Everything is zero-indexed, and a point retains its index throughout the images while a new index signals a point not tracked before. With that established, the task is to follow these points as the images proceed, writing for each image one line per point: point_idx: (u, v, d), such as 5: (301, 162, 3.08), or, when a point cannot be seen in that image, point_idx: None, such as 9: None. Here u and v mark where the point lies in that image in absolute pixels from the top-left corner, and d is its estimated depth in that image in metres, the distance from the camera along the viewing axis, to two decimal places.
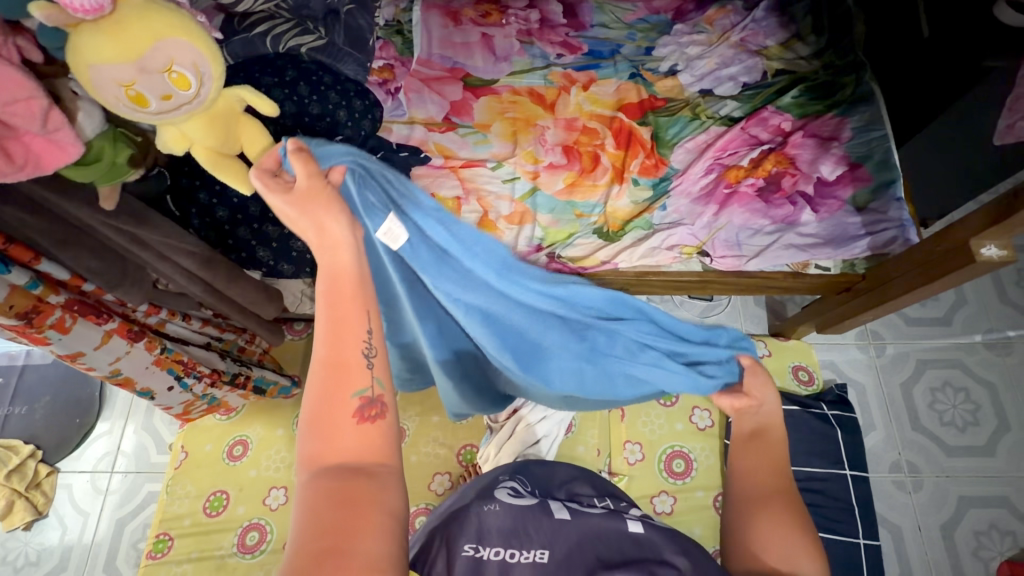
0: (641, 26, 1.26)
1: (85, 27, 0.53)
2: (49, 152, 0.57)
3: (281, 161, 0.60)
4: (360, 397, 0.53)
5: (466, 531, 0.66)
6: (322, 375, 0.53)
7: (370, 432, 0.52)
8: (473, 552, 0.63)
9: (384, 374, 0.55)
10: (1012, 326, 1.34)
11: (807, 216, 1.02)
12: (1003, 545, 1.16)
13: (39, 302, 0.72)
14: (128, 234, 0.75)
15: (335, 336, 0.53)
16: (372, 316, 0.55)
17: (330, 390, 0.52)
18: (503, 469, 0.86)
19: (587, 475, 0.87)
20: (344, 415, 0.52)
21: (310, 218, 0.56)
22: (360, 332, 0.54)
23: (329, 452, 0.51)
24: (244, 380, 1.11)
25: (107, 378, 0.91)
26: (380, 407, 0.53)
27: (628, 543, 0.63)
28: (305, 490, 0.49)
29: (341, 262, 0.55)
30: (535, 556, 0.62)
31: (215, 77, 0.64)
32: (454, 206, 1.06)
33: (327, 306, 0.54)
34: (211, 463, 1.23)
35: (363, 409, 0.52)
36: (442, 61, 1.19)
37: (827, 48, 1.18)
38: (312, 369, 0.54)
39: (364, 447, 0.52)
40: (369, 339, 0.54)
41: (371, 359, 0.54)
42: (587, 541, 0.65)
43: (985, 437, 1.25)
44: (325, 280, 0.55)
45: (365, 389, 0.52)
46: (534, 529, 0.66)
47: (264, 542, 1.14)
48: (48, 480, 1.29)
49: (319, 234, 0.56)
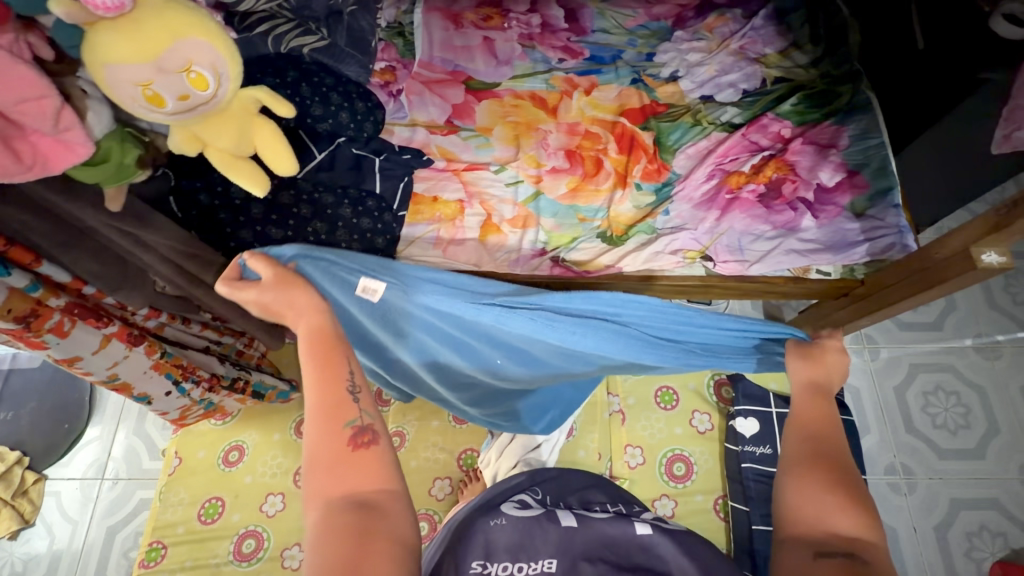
0: (641, 32, 1.26)
1: (102, 24, 0.54)
2: (56, 153, 0.55)
3: (241, 270, 0.72)
4: (352, 426, 0.55)
5: (472, 548, 0.65)
6: (316, 419, 0.56)
7: (365, 459, 0.54)
8: (481, 570, 0.62)
9: (371, 405, 0.58)
10: (1001, 331, 1.37)
11: (808, 222, 1.04)
12: (994, 546, 1.18)
13: (39, 305, 0.70)
14: (131, 236, 0.73)
15: (320, 382, 0.58)
16: (351, 360, 0.60)
17: (324, 429, 0.55)
18: (522, 483, 0.88)
19: (602, 483, 0.89)
20: (340, 447, 0.54)
21: (286, 299, 0.67)
22: (342, 372, 0.59)
23: (332, 486, 0.52)
24: (243, 385, 1.11)
25: (104, 384, 0.89)
26: (372, 435, 0.55)
27: (635, 550, 0.63)
28: (317, 527, 0.50)
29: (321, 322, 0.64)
30: (542, 567, 0.63)
31: (232, 77, 0.66)
32: (457, 210, 1.06)
33: (306, 363, 0.60)
34: (204, 469, 1.20)
35: (355, 436, 0.55)
36: (443, 63, 1.19)
37: (825, 56, 1.19)
38: (308, 416, 0.56)
39: (363, 475, 0.53)
40: (351, 376, 0.59)
41: (356, 394, 0.57)
42: (595, 552, 0.63)
43: (975, 440, 1.28)
44: (307, 340, 0.62)
45: (355, 418, 0.56)
46: (540, 539, 0.66)
47: (261, 549, 1.12)
48: (35, 487, 1.26)
49: (291, 306, 0.67)
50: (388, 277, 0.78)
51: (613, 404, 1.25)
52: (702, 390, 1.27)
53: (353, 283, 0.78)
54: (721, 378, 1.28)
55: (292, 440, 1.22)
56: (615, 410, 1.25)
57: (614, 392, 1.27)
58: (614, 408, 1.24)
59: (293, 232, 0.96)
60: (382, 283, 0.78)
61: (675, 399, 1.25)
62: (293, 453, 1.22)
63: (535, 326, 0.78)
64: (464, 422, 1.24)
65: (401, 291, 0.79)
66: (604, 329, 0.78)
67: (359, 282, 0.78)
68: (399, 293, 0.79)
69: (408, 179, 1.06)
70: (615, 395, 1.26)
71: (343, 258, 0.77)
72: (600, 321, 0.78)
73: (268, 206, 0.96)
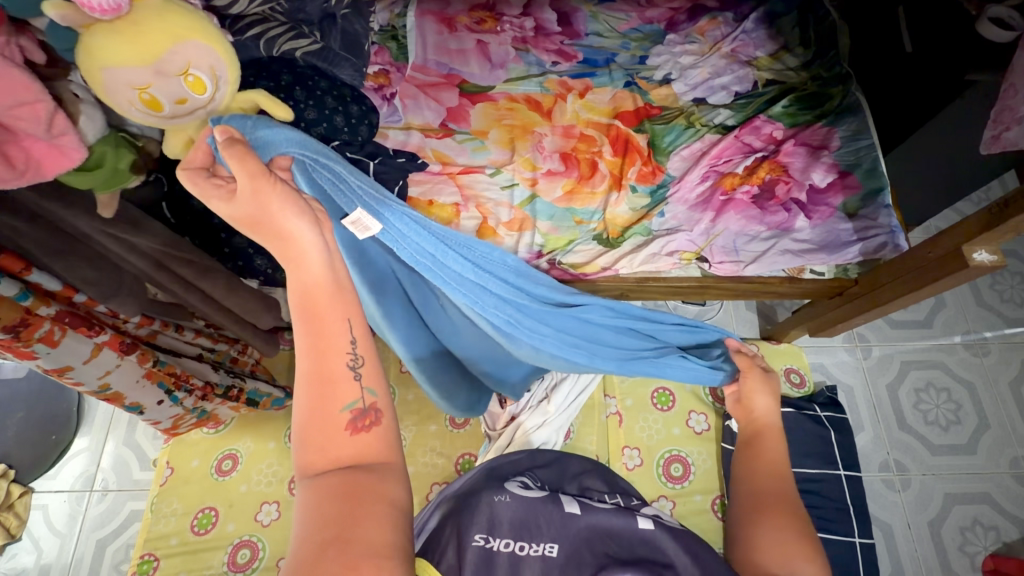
0: (635, 36, 1.27)
1: (99, 27, 0.53)
2: (50, 158, 0.54)
3: (212, 155, 0.58)
4: (352, 409, 0.52)
5: (475, 520, 0.62)
6: (309, 393, 0.52)
7: (366, 442, 0.51)
8: (484, 543, 0.60)
9: (375, 381, 0.54)
10: (989, 328, 1.40)
11: (801, 223, 1.04)
12: (987, 540, 1.20)
13: (28, 314, 0.67)
14: (124, 242, 0.71)
15: (316, 352, 0.53)
16: (353, 323, 0.55)
17: (318, 406, 0.51)
18: (521, 462, 0.87)
19: (600, 468, 0.89)
20: (336, 428, 0.51)
21: (266, 215, 0.55)
22: (342, 342, 0.53)
23: (323, 460, 0.50)
24: (237, 393, 1.09)
25: (94, 394, 0.85)
26: (374, 416, 0.52)
27: (638, 543, 0.62)
28: (304, 501, 0.47)
29: (311, 270, 0.56)
30: (544, 550, 0.61)
31: (229, 82, 0.65)
32: (453, 213, 1.05)
33: (301, 322, 0.54)
34: (198, 479, 1.18)
35: (355, 420, 0.51)
36: (438, 67, 1.19)
37: (814, 60, 1.21)
38: (298, 387, 0.52)
39: (361, 455, 0.50)
40: (353, 348, 0.53)
41: (358, 370, 0.53)
42: (598, 540, 0.63)
43: (966, 435, 1.30)
44: (298, 295, 0.55)
45: (356, 400, 0.51)
46: (544, 521, 0.64)
47: (256, 560, 1.10)
48: (21, 500, 1.23)
49: (286, 254, 0.56)
50: (391, 222, 0.67)
51: (610, 407, 1.25)
52: (698, 391, 1.27)
53: (341, 225, 0.66)
54: None
55: (288, 448, 1.20)
56: (611, 412, 1.24)
57: (612, 394, 1.26)
58: (610, 410, 1.24)
59: None
60: (379, 224, 0.67)
61: (671, 400, 1.26)
62: (289, 461, 1.20)
63: (513, 308, 0.73)
64: (461, 426, 1.24)
65: (395, 242, 0.69)
66: (576, 322, 0.76)
67: (353, 217, 0.66)
68: (400, 239, 0.68)
69: (403, 183, 1.04)
70: (612, 397, 1.26)
71: (351, 177, 0.66)
72: (569, 319, 0.75)
73: None
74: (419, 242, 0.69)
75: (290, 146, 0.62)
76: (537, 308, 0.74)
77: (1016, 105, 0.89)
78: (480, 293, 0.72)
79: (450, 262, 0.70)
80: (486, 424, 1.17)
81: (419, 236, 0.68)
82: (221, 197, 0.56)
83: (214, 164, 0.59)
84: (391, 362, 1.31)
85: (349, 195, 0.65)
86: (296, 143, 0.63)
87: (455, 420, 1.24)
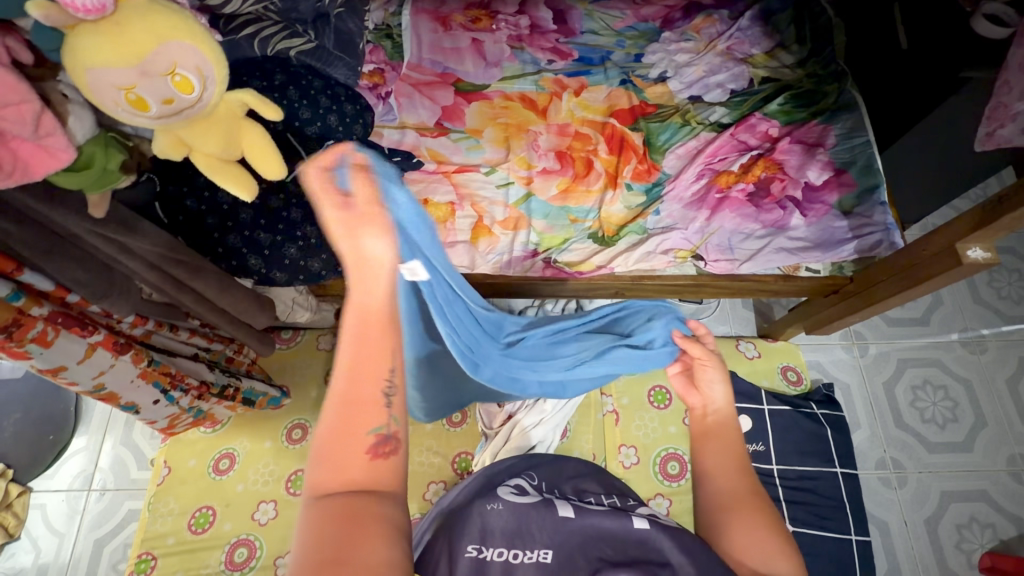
0: (630, 34, 1.27)
1: (82, 28, 0.54)
2: (37, 159, 0.54)
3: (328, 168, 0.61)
4: (376, 434, 0.50)
5: (468, 532, 0.63)
6: (338, 414, 0.51)
7: (381, 470, 0.49)
8: (476, 553, 0.60)
9: (400, 411, 0.52)
10: (986, 325, 1.40)
11: (797, 220, 1.04)
12: (984, 537, 1.20)
13: (21, 315, 0.67)
14: (115, 243, 0.71)
15: (354, 372, 0.52)
16: (394, 356, 0.54)
17: (343, 429, 0.50)
18: (517, 465, 0.87)
19: (592, 471, 0.88)
20: (355, 451, 0.49)
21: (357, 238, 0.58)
22: (383, 369, 0.53)
23: (332, 481, 0.48)
24: (233, 392, 1.09)
25: (90, 394, 0.85)
26: (394, 445, 0.51)
27: (632, 544, 0.60)
28: (305, 520, 0.46)
29: (373, 297, 0.56)
30: (538, 556, 0.60)
31: (217, 81, 0.65)
32: (448, 212, 1.05)
33: (346, 333, 0.54)
34: (195, 478, 1.19)
35: (377, 446, 0.50)
36: (432, 66, 1.19)
37: (810, 57, 1.21)
38: (327, 407, 0.51)
39: (372, 481, 0.49)
40: (390, 377, 0.53)
41: (390, 398, 0.52)
42: (590, 543, 0.61)
43: (963, 433, 1.30)
44: (355, 317, 0.55)
45: (382, 426, 0.50)
46: (536, 526, 0.63)
47: (253, 559, 1.10)
48: (20, 500, 1.23)
49: (359, 278, 0.57)
50: (438, 272, 0.68)
51: (607, 405, 1.24)
52: None
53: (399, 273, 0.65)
54: None
55: (285, 447, 1.21)
56: (608, 410, 1.24)
57: (608, 393, 1.26)
58: (607, 408, 1.24)
59: (282, 237, 0.95)
60: (428, 274, 0.66)
61: (667, 399, 1.26)
62: (285, 460, 1.20)
63: (483, 338, 0.77)
64: (457, 425, 1.24)
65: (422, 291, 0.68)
66: (525, 348, 0.81)
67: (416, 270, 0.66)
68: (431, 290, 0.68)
69: None
70: (609, 395, 1.26)
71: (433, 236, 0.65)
72: (521, 349, 0.80)
73: (256, 211, 0.95)
74: (440, 291, 0.69)
75: (397, 199, 0.61)
76: (494, 337, 0.78)
77: (1011, 102, 0.88)
78: (460, 329, 0.73)
79: (454, 306, 0.72)
80: (484, 422, 1.16)
81: (443, 285, 0.69)
82: (334, 206, 0.59)
83: (334, 174, 0.61)
84: None
85: (416, 246, 0.64)
86: (405, 203, 0.61)
87: (451, 419, 1.24)
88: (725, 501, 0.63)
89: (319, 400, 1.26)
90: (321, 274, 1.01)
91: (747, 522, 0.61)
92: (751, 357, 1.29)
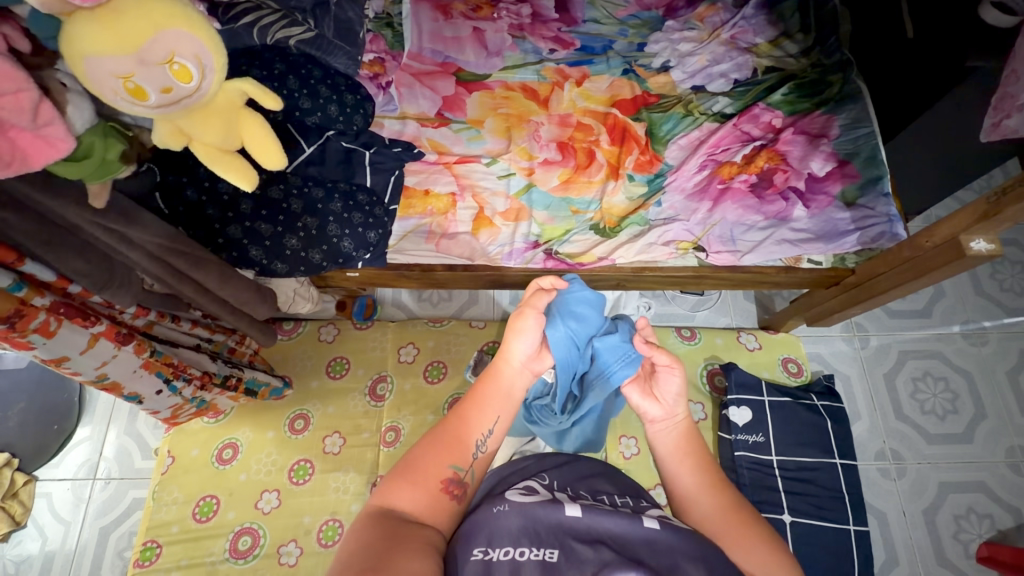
0: (632, 22, 1.26)
1: (80, 14, 0.53)
2: (36, 149, 0.54)
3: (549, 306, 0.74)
4: (454, 471, 0.61)
5: (473, 535, 0.55)
6: (435, 442, 0.62)
7: (445, 502, 0.59)
8: (483, 556, 0.52)
9: (479, 468, 0.63)
10: (988, 318, 1.40)
11: (799, 212, 1.03)
12: (981, 527, 1.21)
13: (23, 305, 0.67)
14: (117, 233, 0.71)
15: (463, 415, 0.65)
16: (497, 422, 0.66)
17: (431, 452, 0.61)
18: (529, 467, 0.74)
19: (609, 472, 0.76)
20: (433, 476, 0.60)
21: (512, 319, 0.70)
22: (484, 425, 0.65)
23: (394, 496, 0.58)
24: (236, 382, 1.10)
25: (93, 384, 0.85)
26: (461, 488, 0.60)
27: (638, 543, 0.55)
28: (358, 526, 0.55)
29: (511, 376, 0.68)
30: (544, 555, 0.52)
31: (215, 69, 0.65)
32: (449, 203, 1.06)
33: (472, 390, 0.67)
34: (199, 467, 1.19)
35: (450, 482, 0.60)
36: (433, 55, 1.18)
37: (815, 46, 1.20)
38: (429, 433, 0.64)
39: (427, 506, 0.58)
40: (485, 436, 0.64)
41: (479, 451, 0.63)
42: (596, 539, 0.55)
43: (963, 424, 1.30)
44: (491, 383, 0.67)
45: (461, 468, 0.61)
46: (546, 525, 0.55)
47: (257, 546, 1.12)
48: (25, 489, 1.24)
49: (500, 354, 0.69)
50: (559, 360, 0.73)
51: None
52: (695, 379, 1.26)
53: None
54: (715, 367, 1.27)
55: (287, 437, 1.22)
56: None
57: None
58: None
59: (283, 228, 0.95)
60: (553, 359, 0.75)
61: None
62: (288, 449, 1.21)
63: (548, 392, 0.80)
64: None
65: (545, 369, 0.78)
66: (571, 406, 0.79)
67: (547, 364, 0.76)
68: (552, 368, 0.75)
69: (398, 172, 1.05)
70: None
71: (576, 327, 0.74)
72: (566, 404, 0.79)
73: (257, 201, 0.95)
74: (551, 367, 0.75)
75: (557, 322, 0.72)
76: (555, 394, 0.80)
77: (1017, 92, 0.87)
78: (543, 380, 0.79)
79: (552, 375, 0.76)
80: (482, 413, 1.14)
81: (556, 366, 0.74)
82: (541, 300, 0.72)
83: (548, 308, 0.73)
84: (389, 354, 1.31)
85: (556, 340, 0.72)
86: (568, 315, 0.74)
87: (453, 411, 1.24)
88: (715, 522, 0.62)
89: (321, 391, 1.27)
90: (322, 266, 1.00)
91: (745, 538, 0.60)
92: (752, 349, 1.29)
